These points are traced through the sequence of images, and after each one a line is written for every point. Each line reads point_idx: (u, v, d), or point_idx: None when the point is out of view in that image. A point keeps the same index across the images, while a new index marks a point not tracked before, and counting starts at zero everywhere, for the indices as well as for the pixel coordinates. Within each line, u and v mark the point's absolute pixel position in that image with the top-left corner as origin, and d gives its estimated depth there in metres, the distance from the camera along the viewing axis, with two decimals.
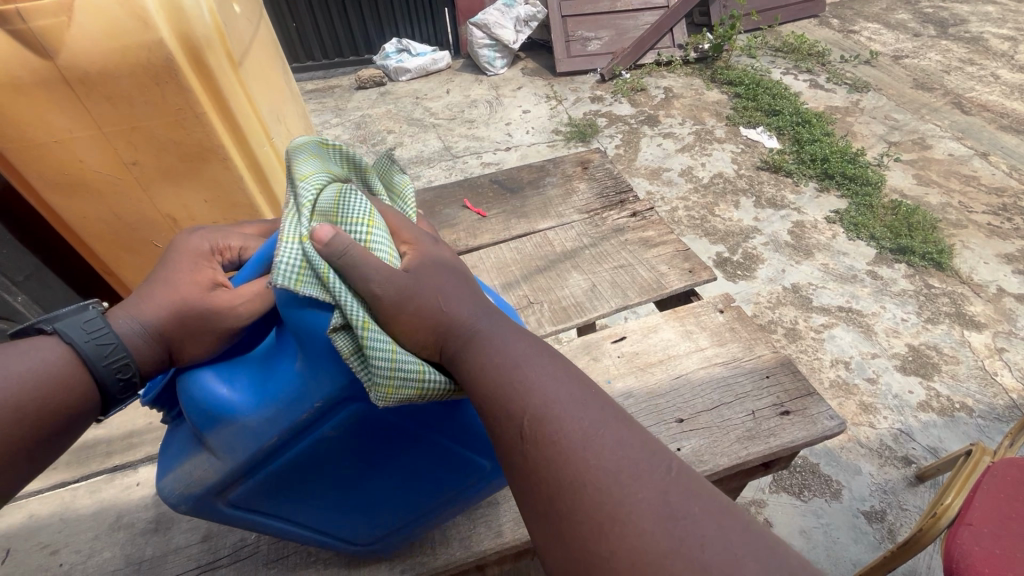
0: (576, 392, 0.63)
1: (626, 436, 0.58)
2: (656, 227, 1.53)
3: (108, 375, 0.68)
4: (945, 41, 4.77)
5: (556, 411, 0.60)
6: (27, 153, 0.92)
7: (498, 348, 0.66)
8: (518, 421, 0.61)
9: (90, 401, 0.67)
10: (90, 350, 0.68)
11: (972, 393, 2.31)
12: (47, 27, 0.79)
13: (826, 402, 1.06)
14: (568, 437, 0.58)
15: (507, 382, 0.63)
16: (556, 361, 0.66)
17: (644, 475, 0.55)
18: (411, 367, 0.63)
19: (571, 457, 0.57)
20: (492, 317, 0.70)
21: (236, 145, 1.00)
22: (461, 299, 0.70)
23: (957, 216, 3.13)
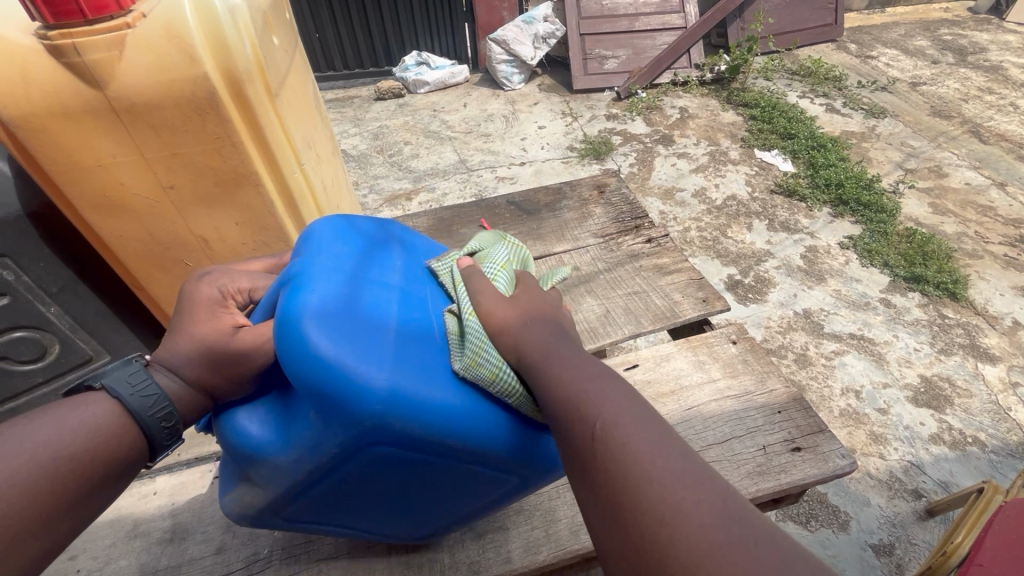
0: (640, 409, 0.69)
1: (686, 449, 0.64)
2: (670, 254, 1.55)
3: (153, 423, 0.74)
4: (963, 69, 4.77)
5: (622, 422, 0.67)
6: (71, 177, 0.95)
7: (569, 368, 0.77)
8: (585, 427, 0.68)
9: (138, 450, 0.73)
10: (135, 402, 0.74)
11: (985, 427, 2.28)
12: (100, 61, 0.83)
13: (837, 440, 1.06)
14: (630, 443, 0.64)
15: (579, 395, 0.72)
16: (624, 386, 0.74)
17: (702, 485, 0.59)
18: (491, 360, 0.81)
19: (632, 454, 0.63)
20: (567, 347, 0.83)
21: (268, 171, 1.04)
22: (545, 332, 0.85)
23: (972, 246, 3.11)
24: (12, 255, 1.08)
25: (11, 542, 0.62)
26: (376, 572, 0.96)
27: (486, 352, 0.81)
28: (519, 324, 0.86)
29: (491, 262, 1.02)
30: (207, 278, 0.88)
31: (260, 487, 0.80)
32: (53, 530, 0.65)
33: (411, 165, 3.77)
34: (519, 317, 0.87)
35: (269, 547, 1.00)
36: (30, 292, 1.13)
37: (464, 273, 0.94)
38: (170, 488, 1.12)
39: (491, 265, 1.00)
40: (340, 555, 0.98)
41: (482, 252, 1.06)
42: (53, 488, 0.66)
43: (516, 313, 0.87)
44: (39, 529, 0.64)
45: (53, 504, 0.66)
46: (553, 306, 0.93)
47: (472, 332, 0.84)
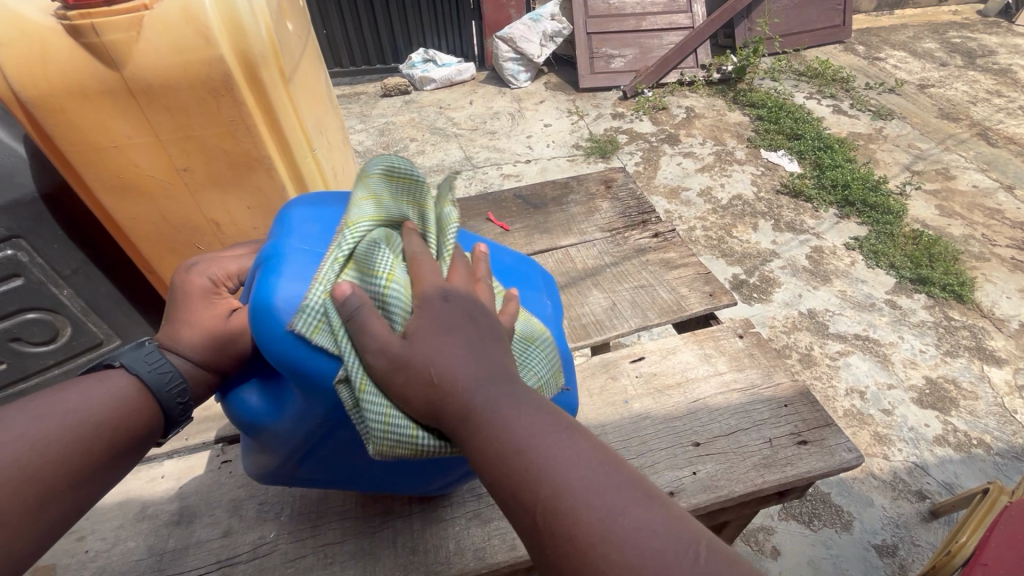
0: (590, 473, 0.59)
1: (649, 519, 0.56)
2: (677, 249, 1.56)
3: (170, 400, 0.77)
4: (972, 72, 4.75)
5: (570, 496, 0.57)
6: (87, 157, 0.96)
7: (501, 425, 0.61)
8: (527, 508, 0.59)
9: (153, 426, 0.76)
10: (153, 378, 0.76)
11: (990, 430, 2.27)
12: (117, 41, 0.84)
13: (844, 434, 1.06)
14: (583, 524, 0.56)
15: (516, 467, 0.60)
16: (572, 440, 0.61)
17: (671, 569, 0.53)
18: (405, 424, 0.66)
19: (587, 539, 0.55)
20: (494, 385, 0.64)
21: (280, 154, 1.04)
22: (464, 358, 0.65)
23: (979, 248, 3.10)
24: (25, 235, 1.09)
25: (37, 501, 0.63)
26: (382, 556, 0.97)
27: (394, 429, 0.65)
28: (419, 375, 0.64)
29: (375, 269, 0.71)
30: (195, 268, 0.87)
31: (267, 453, 0.82)
32: (73, 495, 0.66)
33: (417, 161, 3.78)
34: (438, 350, 0.65)
35: (275, 531, 1.01)
36: (43, 273, 1.13)
37: (343, 316, 0.68)
38: (178, 472, 1.13)
39: (377, 279, 0.71)
40: (346, 539, 0.99)
41: (361, 252, 0.74)
42: (79, 456, 0.67)
43: (409, 353, 0.66)
44: (61, 493, 0.65)
45: (76, 470, 0.67)
46: (483, 309, 0.71)
47: (370, 406, 0.66)
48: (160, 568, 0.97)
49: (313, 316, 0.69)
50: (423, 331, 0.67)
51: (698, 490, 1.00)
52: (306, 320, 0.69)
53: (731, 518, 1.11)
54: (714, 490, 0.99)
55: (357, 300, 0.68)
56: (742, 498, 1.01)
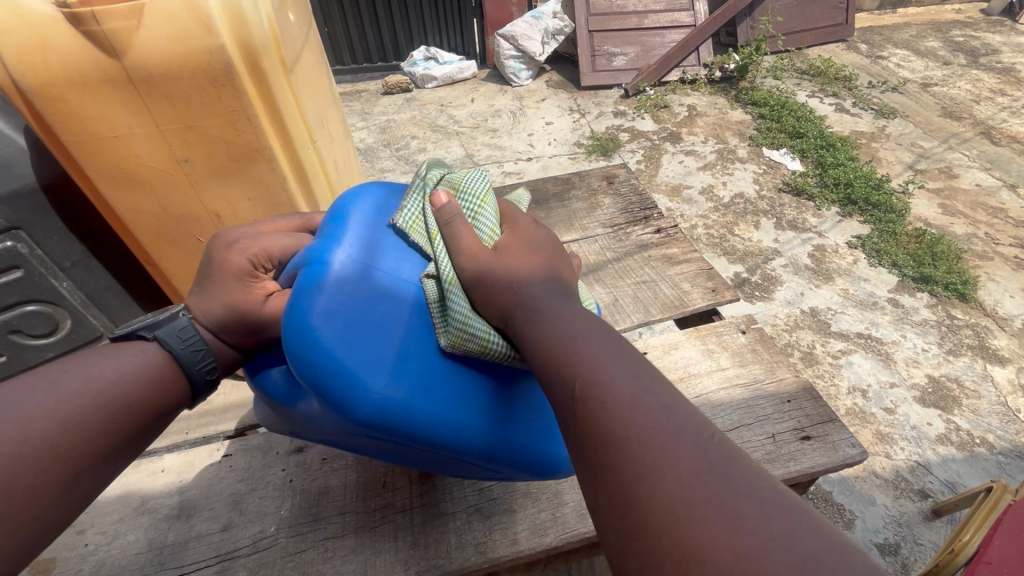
0: (625, 363, 0.66)
1: (670, 402, 0.61)
2: (680, 245, 1.55)
3: (199, 375, 0.83)
4: (975, 71, 4.73)
5: (604, 375, 0.64)
6: (87, 148, 0.96)
7: (557, 322, 0.73)
8: (564, 380, 0.66)
9: (182, 400, 0.83)
10: (186, 356, 0.82)
11: (993, 429, 2.26)
12: (118, 30, 0.84)
13: (848, 430, 1.05)
14: (609, 394, 0.62)
15: (559, 352, 0.69)
16: (613, 341, 0.70)
17: (685, 435, 0.57)
18: (480, 326, 0.79)
19: (610, 406, 0.61)
20: (554, 300, 0.77)
21: (281, 145, 1.04)
22: (541, 282, 0.79)
23: (982, 247, 3.08)
24: (26, 227, 1.08)
25: (72, 475, 0.69)
26: (383, 549, 0.96)
27: (472, 326, 0.78)
28: (501, 281, 0.78)
29: (471, 194, 0.92)
30: (238, 246, 0.86)
31: (279, 420, 0.89)
32: (112, 463, 0.74)
33: (418, 159, 3.77)
34: (509, 269, 0.79)
35: (276, 525, 1.00)
36: (43, 266, 1.13)
37: (442, 220, 0.84)
38: (178, 466, 1.12)
39: (474, 201, 0.90)
40: (347, 533, 0.99)
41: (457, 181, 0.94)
42: (111, 430, 0.74)
43: (494, 263, 0.80)
44: (104, 462, 0.73)
45: (116, 440, 0.74)
46: (544, 267, 0.83)
47: (454, 299, 0.79)
48: (159, 562, 0.96)
49: (413, 215, 0.86)
50: (513, 248, 0.84)
51: None
52: (407, 217, 0.85)
53: None
54: None
55: (451, 210, 0.85)
56: None
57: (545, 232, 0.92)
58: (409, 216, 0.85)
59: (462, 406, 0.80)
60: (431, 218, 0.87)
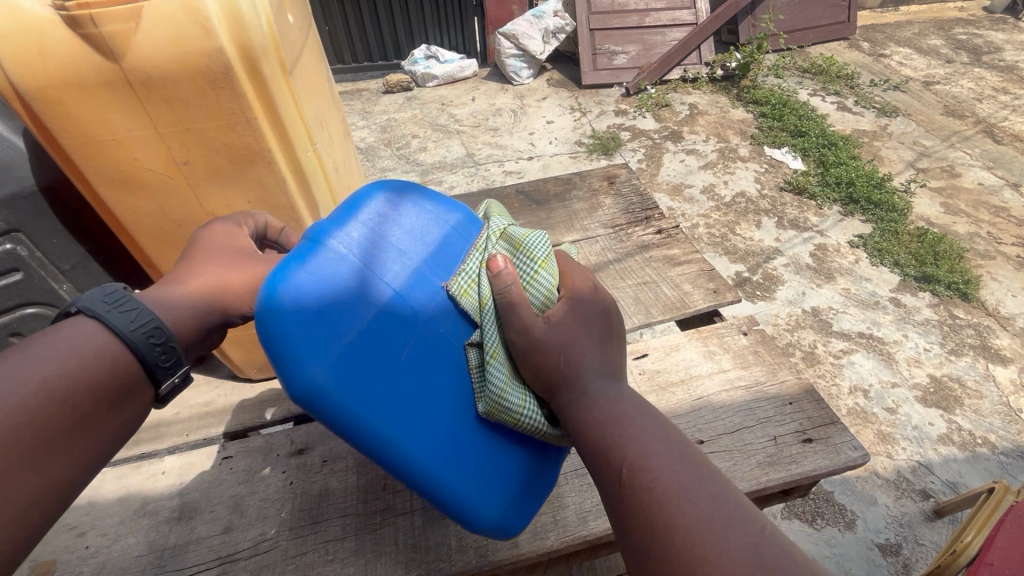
0: (673, 450, 0.73)
1: (720, 491, 0.67)
2: (681, 245, 1.55)
3: (142, 342, 0.72)
4: (978, 69, 4.71)
5: (652, 463, 0.71)
6: (85, 150, 0.96)
7: (607, 404, 0.79)
8: (616, 466, 0.73)
9: (132, 373, 0.71)
10: (118, 319, 0.71)
11: (995, 429, 2.26)
12: (115, 32, 0.83)
13: (850, 432, 1.05)
14: (660, 482, 0.69)
15: (607, 434, 0.75)
16: (658, 424, 0.76)
17: (736, 527, 0.63)
18: (517, 396, 0.86)
19: (662, 494, 0.68)
20: (604, 379, 0.83)
21: (281, 147, 1.03)
22: (592, 354, 0.86)
23: (985, 246, 3.07)
24: (25, 230, 1.07)
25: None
26: (383, 552, 0.96)
27: (506, 399, 0.85)
28: (550, 357, 0.85)
29: (533, 257, 0.92)
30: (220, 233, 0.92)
31: None
32: (52, 459, 0.65)
33: (419, 158, 3.76)
34: (563, 345, 0.85)
35: (276, 527, 1.00)
36: (42, 268, 1.13)
37: (496, 288, 0.88)
38: (179, 469, 1.12)
39: (532, 265, 0.92)
40: (347, 536, 0.98)
41: (519, 239, 0.94)
42: (38, 419, 0.64)
43: (546, 337, 0.85)
44: (37, 456, 0.63)
45: (49, 429, 0.65)
46: (596, 343, 0.87)
47: (493, 371, 0.86)
48: (160, 564, 0.96)
49: (469, 278, 0.90)
50: (567, 321, 0.87)
51: None
52: (462, 282, 0.89)
53: None
54: None
55: (506, 279, 0.87)
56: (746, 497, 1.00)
57: (604, 301, 0.92)
58: (466, 279, 0.90)
59: (394, 421, 0.80)
60: (486, 282, 0.90)
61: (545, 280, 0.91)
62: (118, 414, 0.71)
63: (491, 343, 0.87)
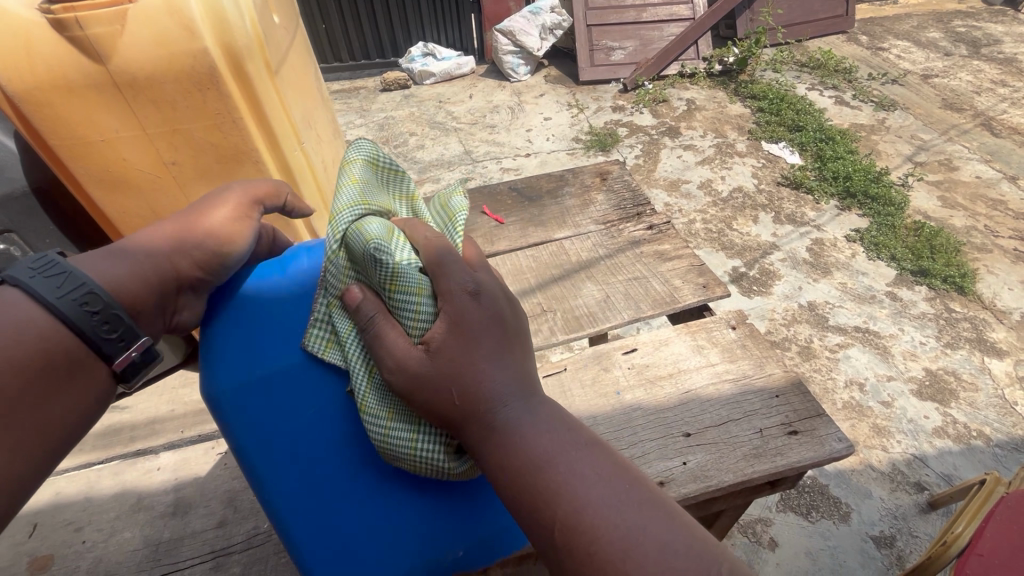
0: (611, 492, 0.63)
1: (668, 538, 0.60)
2: (672, 240, 1.55)
3: (80, 315, 0.63)
4: (977, 61, 4.69)
5: (591, 516, 0.61)
6: (76, 151, 0.97)
7: (528, 442, 0.65)
8: (548, 526, 0.62)
9: (74, 348, 0.63)
10: (43, 287, 0.62)
11: (990, 421, 2.27)
12: (102, 35, 0.85)
13: (835, 424, 1.06)
14: (604, 542, 0.59)
15: (534, 487, 0.63)
16: (592, 460, 0.65)
17: None
18: (404, 436, 0.71)
19: (608, 559, 0.58)
20: (520, 404, 0.68)
21: (268, 147, 1.04)
22: (498, 376, 0.68)
23: (982, 240, 3.07)
24: (18, 231, 1.10)
25: None
26: None
27: (392, 438, 0.71)
28: (443, 394, 0.67)
29: (378, 275, 0.70)
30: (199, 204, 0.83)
31: None
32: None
33: (417, 156, 3.77)
34: (452, 374, 0.67)
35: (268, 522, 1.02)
36: None
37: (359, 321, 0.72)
38: (173, 465, 1.15)
39: (382, 289, 0.70)
40: None
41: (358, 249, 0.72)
42: None
43: (428, 371, 0.67)
44: None
45: None
46: (501, 366, 0.68)
47: (371, 420, 0.72)
48: (157, 558, 1.00)
49: (326, 333, 0.76)
50: (446, 344, 0.67)
51: (688, 481, 1.00)
52: (318, 336, 0.76)
53: (722, 509, 1.11)
54: (703, 479, 0.99)
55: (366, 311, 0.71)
56: (732, 488, 1.01)
57: (491, 303, 0.70)
58: (321, 334, 0.76)
59: (286, 460, 0.75)
60: (341, 319, 0.75)
61: (414, 301, 0.70)
62: (66, 393, 0.62)
63: (358, 386, 0.73)
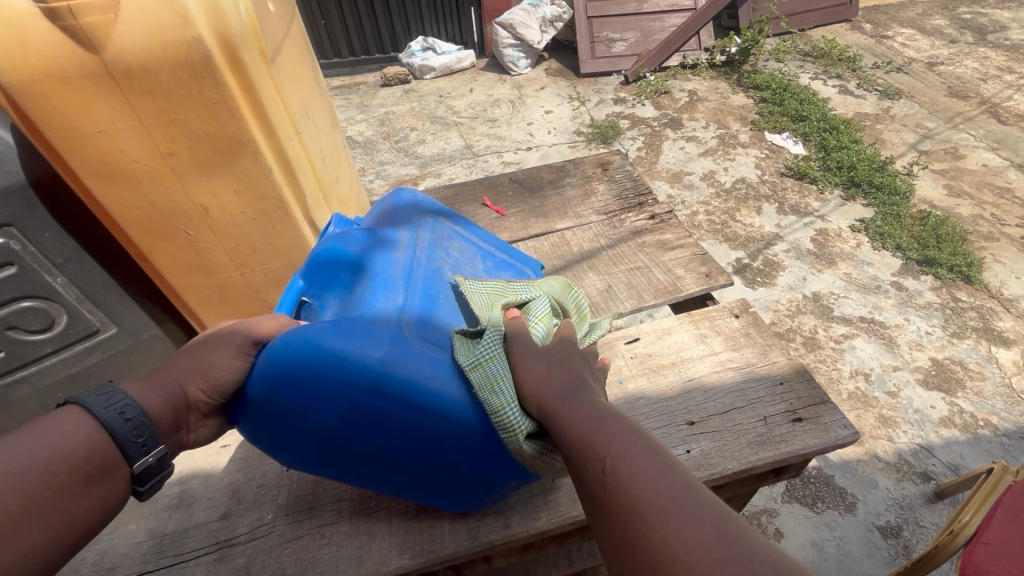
0: (646, 443, 0.65)
1: (686, 477, 0.60)
2: (674, 230, 1.54)
3: (112, 419, 0.67)
4: (983, 48, 4.63)
5: (628, 453, 0.63)
6: (71, 142, 0.97)
7: (587, 403, 0.73)
8: (592, 460, 0.65)
9: (103, 451, 0.66)
10: (95, 401, 0.67)
11: (997, 411, 2.25)
12: (95, 24, 0.84)
13: (840, 411, 1.05)
14: (634, 478, 0.61)
15: (585, 430, 0.68)
16: (634, 423, 0.68)
17: (701, 512, 0.56)
18: (507, 393, 0.79)
19: (635, 493, 0.59)
20: (586, 388, 0.77)
21: (265, 137, 1.04)
22: (565, 373, 0.79)
23: (988, 228, 3.04)
24: (18, 225, 1.09)
25: None
26: (378, 535, 0.98)
27: (497, 388, 0.78)
28: (540, 372, 0.79)
29: (535, 311, 0.95)
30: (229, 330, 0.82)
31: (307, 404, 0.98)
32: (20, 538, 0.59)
33: (418, 150, 3.76)
34: (543, 366, 0.80)
35: (273, 513, 1.02)
36: (36, 261, 1.14)
37: (509, 318, 0.89)
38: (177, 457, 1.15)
39: (534, 316, 0.93)
40: (342, 520, 1.00)
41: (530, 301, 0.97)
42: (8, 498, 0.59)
43: (538, 358, 0.82)
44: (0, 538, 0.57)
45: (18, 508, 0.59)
46: (582, 370, 0.81)
47: (492, 364, 0.80)
48: (160, 550, 0.98)
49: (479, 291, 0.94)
50: (555, 350, 0.84)
51: (691, 469, 0.99)
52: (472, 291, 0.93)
53: (728, 498, 1.10)
54: (707, 467, 0.98)
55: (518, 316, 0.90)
56: (737, 476, 1.00)
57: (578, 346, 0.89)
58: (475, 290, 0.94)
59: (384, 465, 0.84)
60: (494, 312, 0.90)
61: (543, 329, 0.92)
62: (93, 495, 0.64)
63: (492, 348, 0.82)
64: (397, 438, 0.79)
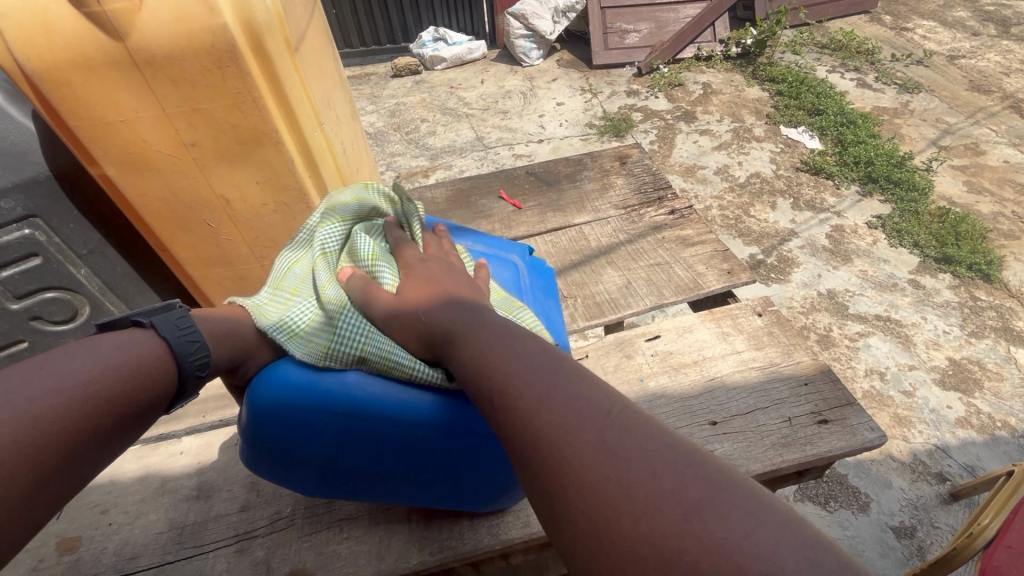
0: (537, 362, 0.64)
1: (577, 387, 0.59)
2: (694, 226, 1.52)
3: (189, 370, 0.72)
4: (1006, 41, 4.52)
5: (518, 381, 0.62)
6: (95, 132, 0.97)
7: (473, 336, 0.71)
8: (486, 393, 0.64)
9: (166, 394, 0.69)
10: (181, 345, 0.71)
11: (1015, 412, 2.21)
12: (121, 10, 0.83)
13: (867, 413, 1.03)
14: (529, 400, 0.59)
15: (477, 362, 0.67)
16: (524, 344, 0.67)
17: (584, 421, 0.55)
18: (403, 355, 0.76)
19: (528, 419, 0.58)
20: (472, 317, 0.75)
21: (289, 127, 1.03)
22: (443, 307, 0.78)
23: (1009, 226, 2.98)
24: (43, 216, 1.09)
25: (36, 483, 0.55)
26: (397, 529, 0.98)
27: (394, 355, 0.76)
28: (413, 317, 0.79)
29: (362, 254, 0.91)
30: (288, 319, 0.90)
31: None
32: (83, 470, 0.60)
33: (428, 142, 3.74)
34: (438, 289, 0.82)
35: (292, 505, 1.02)
36: (60, 253, 1.14)
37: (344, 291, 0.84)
38: (196, 448, 1.15)
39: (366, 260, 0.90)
40: (361, 515, 1.00)
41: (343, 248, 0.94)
42: (89, 425, 0.60)
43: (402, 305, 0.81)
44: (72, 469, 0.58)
45: (94, 435, 0.61)
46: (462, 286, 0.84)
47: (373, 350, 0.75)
48: (181, 541, 0.99)
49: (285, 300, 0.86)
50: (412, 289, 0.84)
51: None
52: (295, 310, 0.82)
53: None
54: None
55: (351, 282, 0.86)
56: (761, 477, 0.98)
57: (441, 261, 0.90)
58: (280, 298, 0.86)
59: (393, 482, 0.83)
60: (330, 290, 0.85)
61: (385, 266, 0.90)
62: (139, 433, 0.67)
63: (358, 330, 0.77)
64: (394, 455, 0.78)
